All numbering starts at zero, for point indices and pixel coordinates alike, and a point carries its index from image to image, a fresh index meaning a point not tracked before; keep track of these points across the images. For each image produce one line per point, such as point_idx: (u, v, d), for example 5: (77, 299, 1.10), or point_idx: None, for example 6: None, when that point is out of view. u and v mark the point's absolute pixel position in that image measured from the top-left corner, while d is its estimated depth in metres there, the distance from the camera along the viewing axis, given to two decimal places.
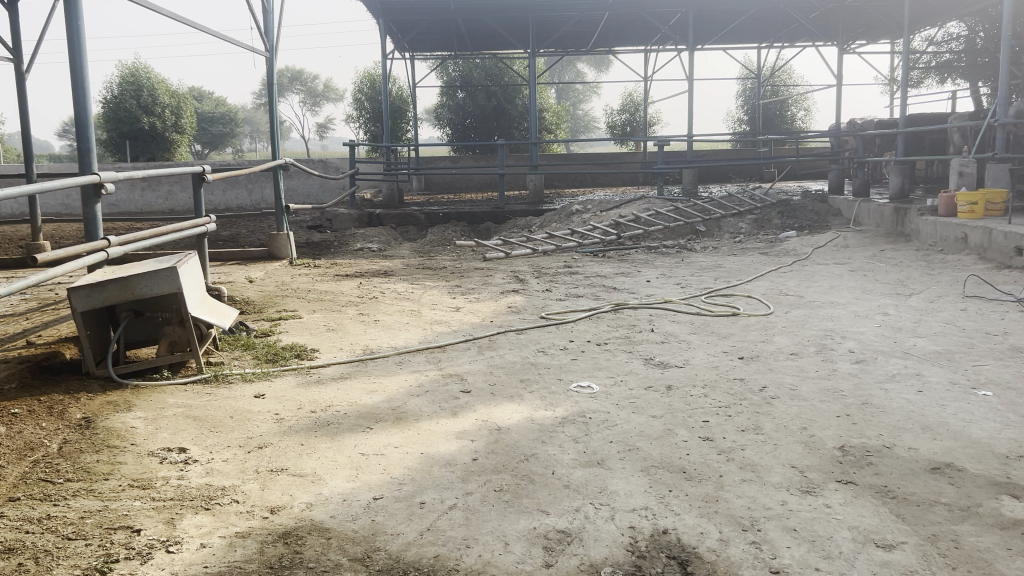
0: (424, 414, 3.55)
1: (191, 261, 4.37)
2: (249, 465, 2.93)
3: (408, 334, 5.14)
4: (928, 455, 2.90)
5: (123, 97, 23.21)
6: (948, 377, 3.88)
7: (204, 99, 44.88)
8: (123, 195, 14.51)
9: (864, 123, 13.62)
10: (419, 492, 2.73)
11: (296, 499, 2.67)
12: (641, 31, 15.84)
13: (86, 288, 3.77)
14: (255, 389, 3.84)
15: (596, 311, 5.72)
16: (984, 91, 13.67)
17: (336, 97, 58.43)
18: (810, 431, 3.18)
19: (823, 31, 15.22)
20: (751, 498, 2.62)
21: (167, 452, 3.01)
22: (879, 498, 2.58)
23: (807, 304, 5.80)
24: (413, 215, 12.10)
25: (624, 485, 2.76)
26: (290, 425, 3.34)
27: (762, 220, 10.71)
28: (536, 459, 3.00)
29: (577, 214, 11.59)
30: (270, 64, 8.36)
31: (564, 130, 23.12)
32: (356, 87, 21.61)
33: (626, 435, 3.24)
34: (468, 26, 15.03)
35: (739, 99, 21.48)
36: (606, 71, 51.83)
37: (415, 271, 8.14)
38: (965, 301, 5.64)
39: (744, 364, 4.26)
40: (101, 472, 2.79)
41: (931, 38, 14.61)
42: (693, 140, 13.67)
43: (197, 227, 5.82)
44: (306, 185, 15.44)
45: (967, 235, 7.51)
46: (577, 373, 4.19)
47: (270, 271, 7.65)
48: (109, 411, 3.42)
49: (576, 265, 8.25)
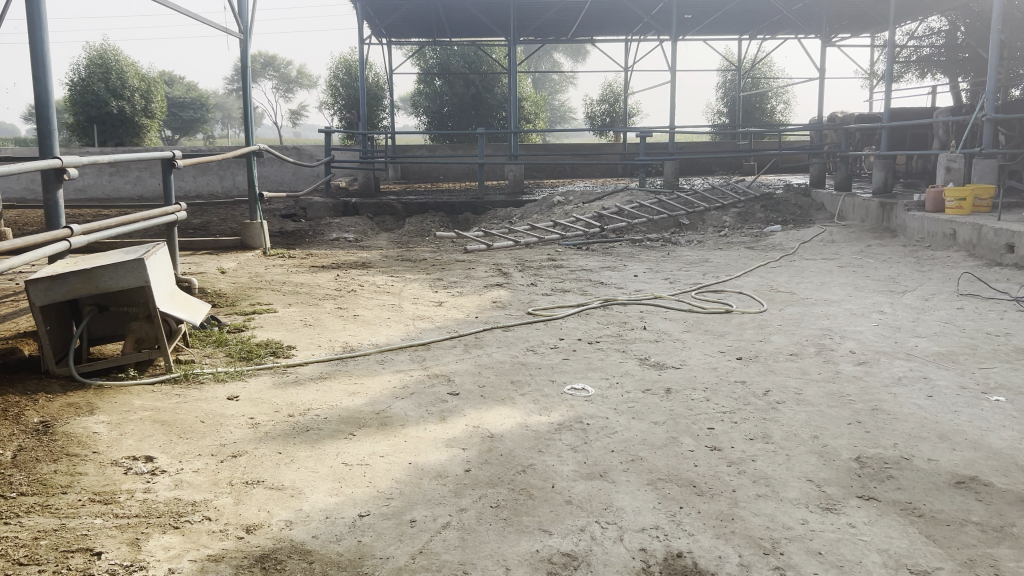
0: (410, 419, 3.30)
1: (161, 253, 4.06)
2: (222, 476, 2.67)
3: (390, 331, 4.89)
4: (950, 468, 2.75)
5: (90, 79, 22.53)
6: (956, 381, 3.74)
7: (174, 84, 43.80)
8: (90, 180, 14.00)
9: (845, 118, 13.58)
10: (409, 509, 2.50)
11: (274, 516, 2.43)
12: (624, 20, 15.66)
13: (46, 281, 3.46)
14: (228, 390, 3.56)
15: (585, 307, 5.52)
16: (965, 86, 13.73)
17: (311, 83, 57.58)
18: (822, 440, 3.01)
19: (806, 23, 15.16)
20: (770, 516, 2.44)
21: (132, 461, 2.74)
22: (906, 517, 2.41)
23: (801, 302, 5.66)
24: (391, 205, 11.79)
25: (630, 501, 2.56)
26: (267, 431, 3.08)
27: (746, 214, 10.61)
28: (534, 470, 2.79)
29: (558, 205, 11.38)
30: (244, 46, 8.01)
31: (542, 120, 22.94)
32: (332, 73, 21.18)
33: (628, 443, 3.04)
34: (448, 11, 14.71)
35: (718, 91, 21.47)
36: (582, 60, 51.83)
37: (395, 263, 7.88)
38: (960, 300, 5.54)
39: (743, 365, 4.09)
40: (58, 484, 2.52)
41: (913, 32, 14.64)
42: (675, 131, 13.52)
43: (167, 216, 5.48)
44: (280, 173, 15.06)
45: (955, 232, 7.44)
46: (570, 374, 3.98)
47: (243, 262, 7.33)
48: (70, 414, 3.13)
49: (561, 258, 8.04)
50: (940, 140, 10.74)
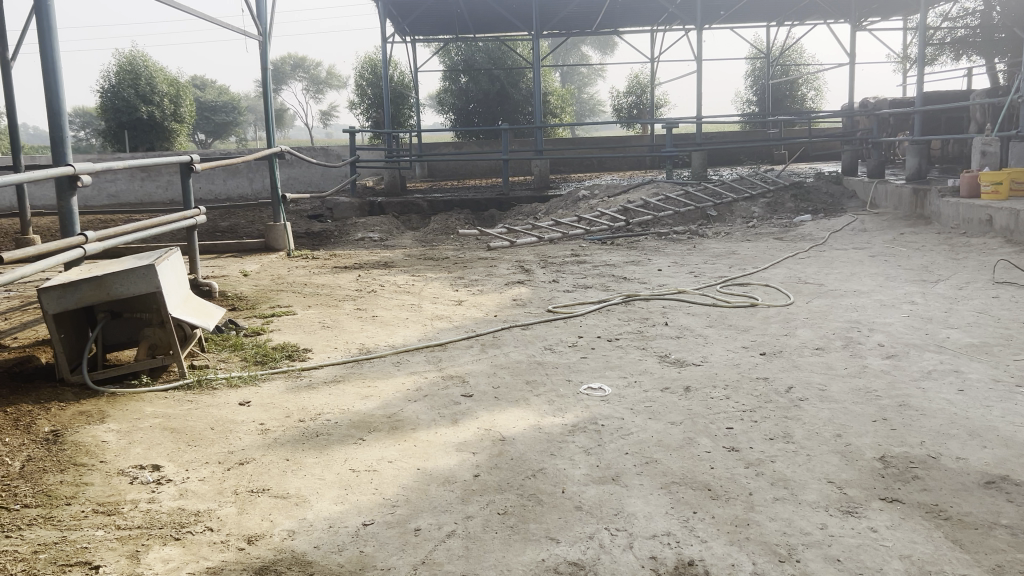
0: (422, 423, 3.25)
1: (173, 258, 4.08)
2: (227, 485, 2.66)
3: (408, 331, 4.85)
4: (981, 467, 2.61)
5: (121, 86, 22.93)
6: (990, 374, 3.57)
7: (206, 88, 44.50)
8: (122, 186, 14.25)
9: (877, 102, 13.22)
10: (414, 516, 2.45)
11: (277, 525, 2.40)
12: (648, 10, 15.43)
13: (58, 289, 3.49)
14: (240, 396, 3.56)
15: (606, 304, 5.42)
16: (1002, 67, 13.28)
17: (339, 83, 58.03)
18: (845, 439, 2.89)
19: (835, 8, 14.78)
20: (787, 521, 2.33)
21: (139, 470, 2.74)
22: (931, 520, 2.29)
23: (829, 293, 5.48)
24: (416, 203, 11.80)
25: (642, 506, 2.47)
26: (276, 438, 3.06)
27: (775, 204, 10.38)
28: (544, 475, 2.72)
29: (583, 200, 11.26)
30: (264, 48, 8.04)
31: (569, 114, 22.80)
32: (357, 73, 21.28)
33: (643, 445, 2.95)
34: (469, 7, 14.63)
35: (747, 80, 21.11)
36: (610, 52, 51.50)
37: (417, 261, 7.85)
38: (996, 288, 5.32)
39: (766, 361, 3.96)
40: (64, 495, 2.53)
41: (946, 14, 14.21)
42: (702, 121, 13.28)
43: (185, 219, 5.51)
44: (307, 174, 15.18)
45: (992, 217, 7.17)
46: (587, 373, 3.90)
47: (266, 264, 7.37)
48: (81, 423, 3.14)
49: (584, 254, 7.94)
50: (977, 123, 10.38)
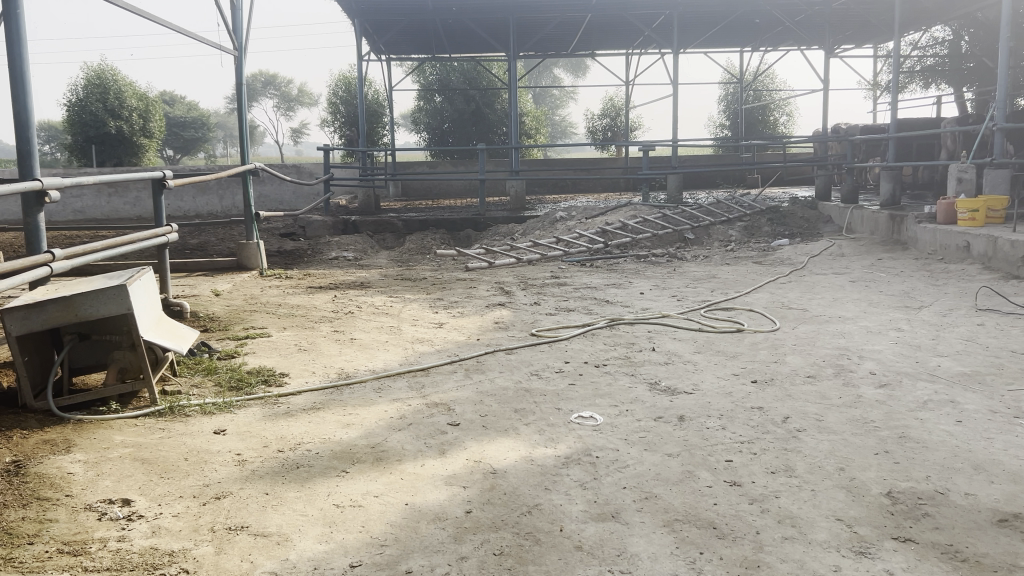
0: (407, 453, 3.10)
1: (146, 278, 3.90)
2: (203, 522, 2.47)
3: (388, 355, 4.70)
4: (991, 504, 2.53)
5: (88, 99, 22.49)
6: (986, 405, 3.52)
7: (175, 103, 43.95)
8: (88, 202, 13.90)
9: (849, 129, 13.43)
10: (405, 558, 2.30)
11: (259, 567, 2.23)
12: (626, 33, 15.52)
13: (23, 309, 3.28)
14: (215, 424, 3.36)
15: (591, 328, 5.31)
16: (970, 96, 13.56)
17: (311, 101, 57.69)
18: (849, 473, 2.80)
19: (809, 34, 15.00)
20: (799, 563, 2.23)
21: (107, 505, 2.54)
22: (948, 562, 2.20)
23: (815, 319, 5.45)
24: (391, 222, 11.63)
25: (645, 546, 2.35)
26: (254, 469, 2.88)
27: (752, 228, 10.41)
28: (540, 512, 2.58)
29: (561, 221, 11.21)
30: (239, 63, 7.86)
31: (544, 134, 22.90)
32: (331, 90, 21.16)
33: (641, 479, 2.83)
34: (447, 26, 14.55)
35: (720, 104, 21.41)
36: (583, 74, 52.07)
37: (394, 282, 7.68)
38: (980, 315, 5.34)
39: (758, 390, 3.88)
40: (25, 533, 2.33)
41: (916, 43, 14.50)
42: (677, 144, 13.33)
43: (157, 237, 5.30)
44: (279, 192, 14.95)
45: (969, 244, 7.24)
46: (576, 402, 3.76)
47: (238, 284, 7.15)
48: (45, 452, 2.94)
49: (565, 276, 7.84)
50: (948, 150, 10.57)
